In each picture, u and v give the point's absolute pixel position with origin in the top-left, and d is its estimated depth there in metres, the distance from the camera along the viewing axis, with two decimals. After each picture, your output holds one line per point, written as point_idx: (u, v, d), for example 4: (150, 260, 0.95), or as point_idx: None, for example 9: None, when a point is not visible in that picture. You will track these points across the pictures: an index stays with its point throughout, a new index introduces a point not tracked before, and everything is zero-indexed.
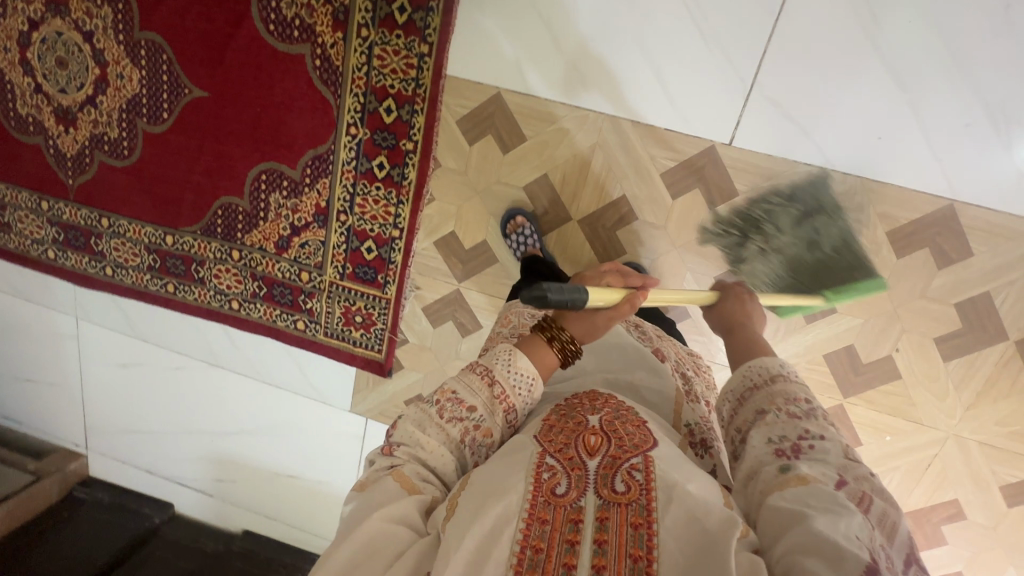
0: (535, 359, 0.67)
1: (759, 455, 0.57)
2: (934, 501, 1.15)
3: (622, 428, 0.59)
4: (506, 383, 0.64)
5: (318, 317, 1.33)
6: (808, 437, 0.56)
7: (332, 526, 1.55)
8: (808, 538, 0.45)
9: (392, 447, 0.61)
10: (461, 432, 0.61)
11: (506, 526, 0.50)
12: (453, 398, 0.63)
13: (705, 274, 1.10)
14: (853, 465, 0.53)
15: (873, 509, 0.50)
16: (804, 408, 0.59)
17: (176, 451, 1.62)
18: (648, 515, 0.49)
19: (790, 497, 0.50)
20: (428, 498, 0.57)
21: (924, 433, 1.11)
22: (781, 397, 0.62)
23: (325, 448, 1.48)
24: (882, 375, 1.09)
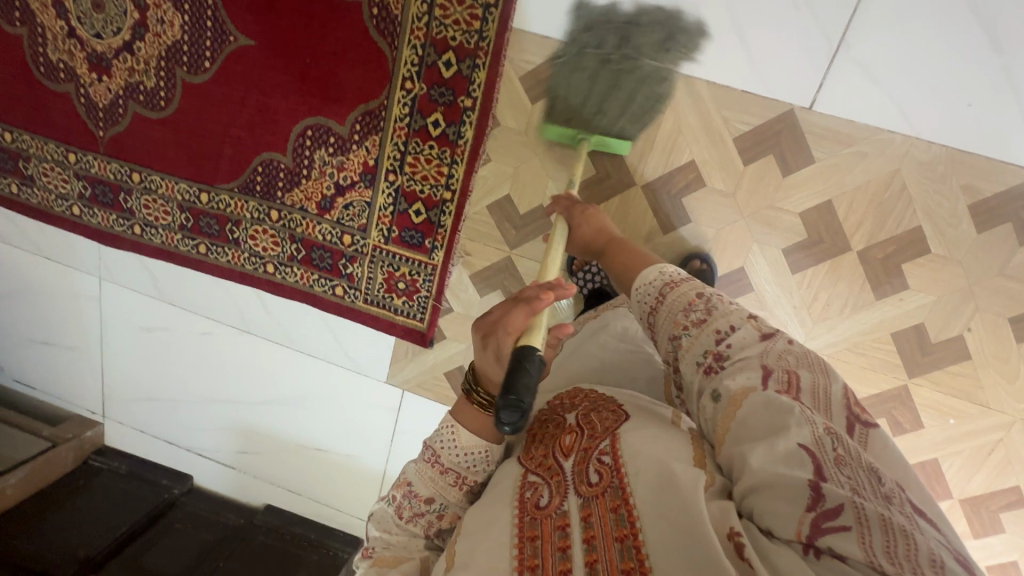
0: (469, 425, 0.68)
1: (695, 382, 0.63)
2: (994, 489, 1.13)
3: (595, 417, 0.66)
4: (459, 466, 0.68)
5: (358, 283, 1.29)
6: (722, 339, 0.64)
7: (359, 502, 1.51)
8: (758, 479, 0.50)
9: (368, 550, 0.69)
10: (426, 522, 0.69)
11: (501, 553, 0.55)
12: (408, 492, 0.69)
13: (772, 245, 1.06)
14: (770, 345, 0.62)
15: (803, 385, 0.57)
16: (703, 311, 0.67)
17: (198, 421, 1.56)
18: (623, 495, 0.55)
19: (731, 435, 0.55)
20: (414, 567, 0.66)
21: (990, 417, 1.08)
22: (680, 311, 0.70)
23: (356, 421, 1.43)
24: (952, 355, 1.06)
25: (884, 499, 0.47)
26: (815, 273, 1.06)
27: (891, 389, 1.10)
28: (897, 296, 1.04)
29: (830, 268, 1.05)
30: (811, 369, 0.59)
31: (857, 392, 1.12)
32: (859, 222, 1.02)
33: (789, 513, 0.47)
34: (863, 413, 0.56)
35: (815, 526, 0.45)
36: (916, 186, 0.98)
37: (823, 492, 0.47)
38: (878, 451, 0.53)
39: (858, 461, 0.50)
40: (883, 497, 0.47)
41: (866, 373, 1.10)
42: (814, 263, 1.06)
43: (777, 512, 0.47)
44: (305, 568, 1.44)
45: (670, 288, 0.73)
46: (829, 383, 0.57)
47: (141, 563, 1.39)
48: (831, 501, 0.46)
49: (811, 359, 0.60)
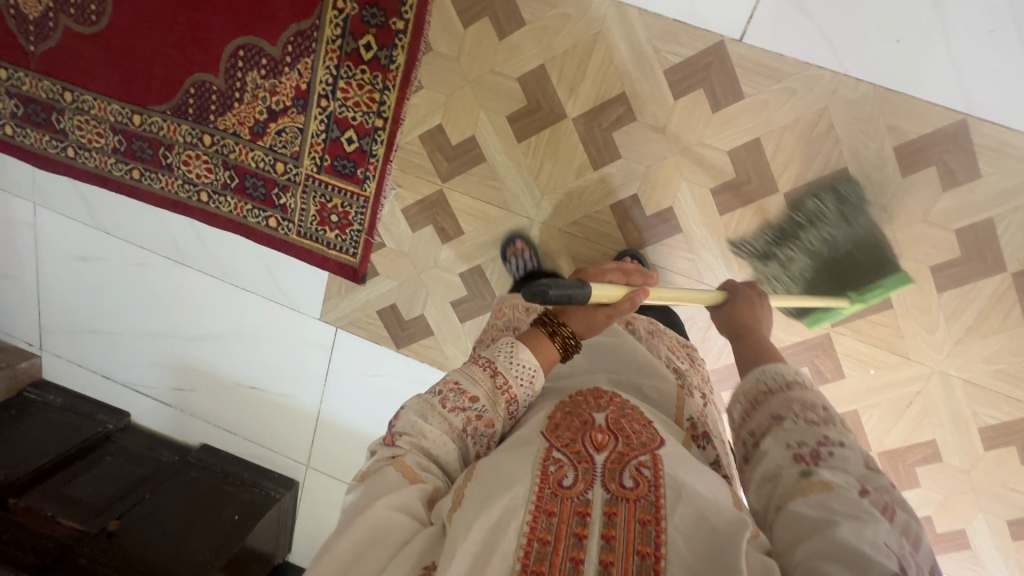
0: (536, 353, 0.61)
1: (777, 458, 0.52)
2: (911, 442, 1.13)
3: (628, 428, 0.56)
4: (510, 375, 0.59)
5: (291, 215, 1.26)
6: (828, 443, 0.51)
7: (295, 443, 1.51)
8: (828, 546, 0.42)
9: (394, 437, 0.56)
10: (464, 422, 0.56)
11: (512, 517, 0.47)
12: (455, 388, 0.58)
13: (701, 185, 1.05)
14: (877, 477, 0.50)
15: (897, 521, 0.46)
16: (823, 415, 0.54)
17: (135, 355, 1.54)
18: (655, 511, 0.48)
19: (811, 503, 0.46)
20: (433, 483, 0.53)
21: (909, 368, 1.08)
22: (798, 404, 0.56)
23: (291, 360, 1.42)
24: (874, 304, 1.05)
25: None
26: (742, 215, 1.05)
27: (814, 337, 1.10)
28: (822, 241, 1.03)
29: (758, 210, 1.04)
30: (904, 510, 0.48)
31: (782, 340, 1.11)
32: (786, 162, 1.00)
33: None
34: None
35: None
36: (844, 126, 0.97)
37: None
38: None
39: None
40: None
41: (790, 320, 1.10)
42: (741, 205, 1.04)
43: None
44: (234, 505, 1.43)
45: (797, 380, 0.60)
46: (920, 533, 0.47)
47: (64, 490, 1.35)
48: None
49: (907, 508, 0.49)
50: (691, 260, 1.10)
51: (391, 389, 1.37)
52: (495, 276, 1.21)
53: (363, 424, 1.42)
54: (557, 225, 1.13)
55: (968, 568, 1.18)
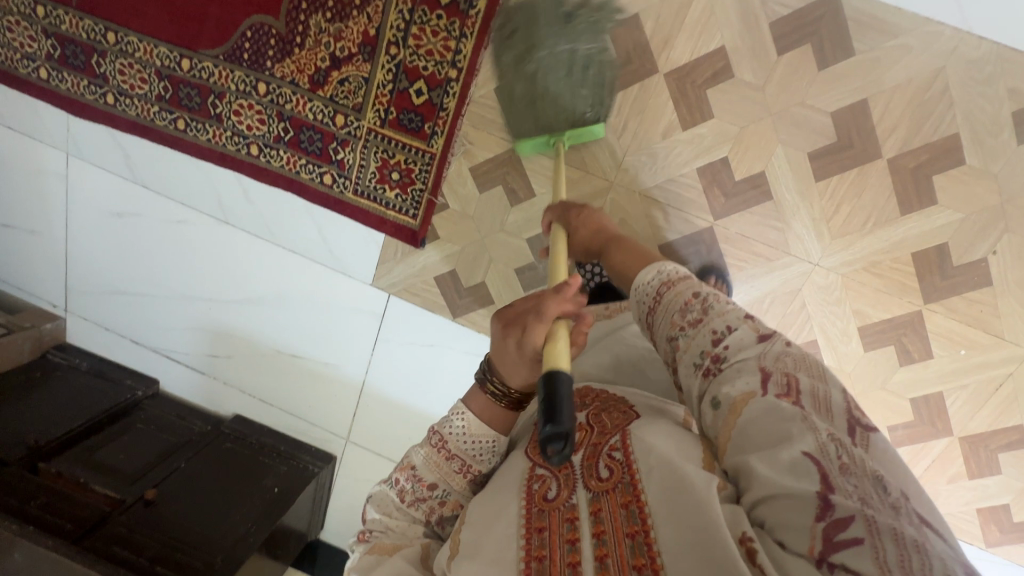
0: (481, 414, 0.64)
1: (692, 388, 0.55)
2: (996, 427, 1.09)
3: (605, 417, 0.63)
4: (465, 454, 0.64)
5: (349, 172, 1.19)
6: (719, 342, 0.55)
7: (335, 414, 1.45)
8: (764, 495, 0.45)
9: (366, 533, 0.66)
10: (427, 510, 0.66)
11: (510, 540, 0.54)
12: (413, 477, 0.65)
13: (797, 148, 0.99)
14: (769, 346, 0.53)
15: (802, 388, 0.49)
16: (699, 310, 0.57)
17: (168, 319, 1.47)
18: (634, 490, 0.53)
19: (737, 447, 0.50)
20: (415, 552, 0.62)
21: (1003, 348, 1.04)
22: (676, 311, 0.60)
23: (337, 326, 1.35)
24: (972, 280, 1.01)
25: (896, 514, 0.41)
26: (839, 181, 1.00)
27: (904, 314, 1.05)
28: (923, 211, 0.98)
29: (858, 176, 0.99)
30: (812, 370, 0.51)
31: (869, 317, 1.07)
32: (893, 125, 0.95)
33: (800, 526, 0.42)
34: (865, 415, 0.49)
35: (826, 539, 0.41)
36: (960, 87, 0.92)
37: (832, 503, 0.42)
38: (882, 455, 0.45)
39: (865, 467, 0.44)
40: (892, 507, 0.41)
41: (880, 296, 1.05)
42: (840, 170, 0.99)
43: (788, 525, 0.43)
44: (273, 476, 1.37)
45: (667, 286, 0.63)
46: (829, 389, 0.49)
47: (96, 457, 1.29)
48: (841, 513, 0.41)
49: (810, 360, 0.52)
50: (779, 230, 1.05)
51: (441, 358, 1.32)
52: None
53: (411, 394, 1.38)
54: (636, 189, 1.08)
55: None
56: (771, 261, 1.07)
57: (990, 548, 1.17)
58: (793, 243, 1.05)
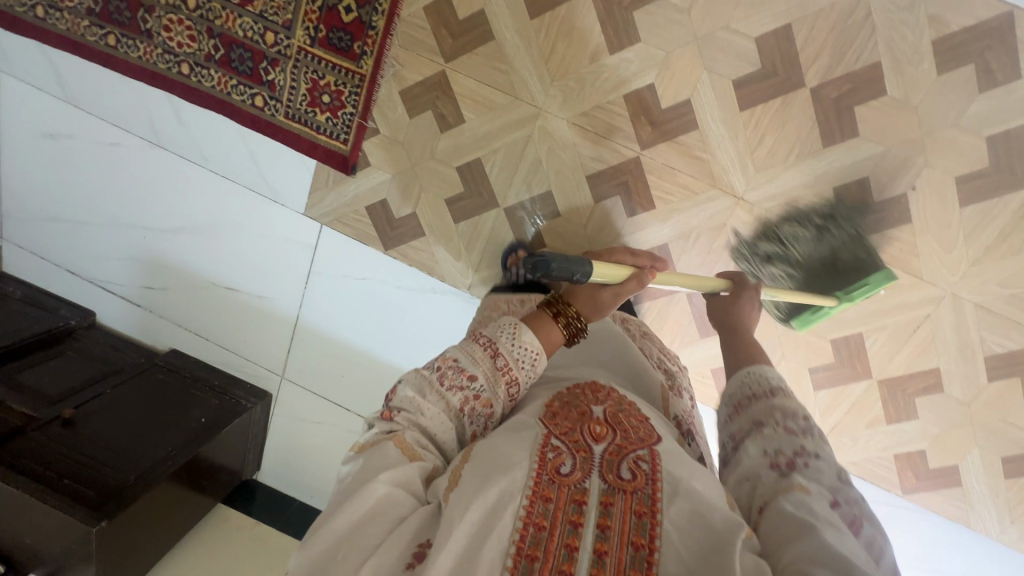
0: (547, 336, 0.60)
1: (755, 465, 0.56)
2: (914, 370, 1.09)
3: (626, 421, 0.58)
4: (511, 356, 0.58)
5: (279, 94, 1.17)
6: (804, 454, 0.54)
7: (271, 350, 1.44)
8: (812, 552, 0.44)
9: (391, 412, 0.56)
10: (461, 402, 0.56)
11: (512, 500, 0.48)
12: (457, 368, 0.57)
13: (722, 75, 0.98)
14: (851, 485, 0.54)
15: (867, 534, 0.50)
16: (803, 426, 0.57)
17: (105, 248, 1.45)
18: (652, 504, 0.49)
19: (794, 504, 0.49)
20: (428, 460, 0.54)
21: (921, 289, 1.04)
22: (778, 413, 0.59)
23: (271, 257, 1.34)
24: (891, 218, 1.00)
25: None
26: (764, 111, 0.99)
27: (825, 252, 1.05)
28: (845, 144, 0.98)
29: (782, 105, 0.98)
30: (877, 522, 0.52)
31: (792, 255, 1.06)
32: (817, 52, 0.94)
33: None
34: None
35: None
36: (881, 13, 0.91)
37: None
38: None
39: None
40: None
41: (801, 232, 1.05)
42: (764, 99, 0.98)
43: None
44: (202, 408, 1.36)
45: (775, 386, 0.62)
46: (886, 547, 0.50)
47: (18, 378, 1.26)
48: None
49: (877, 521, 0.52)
50: (705, 162, 1.04)
51: (405, 300, 1.29)
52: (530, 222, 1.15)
53: (343, 331, 1.37)
54: (565, 117, 1.07)
55: (957, 506, 1.16)
56: (696, 194, 1.06)
57: (906, 495, 1.18)
58: (718, 177, 1.04)
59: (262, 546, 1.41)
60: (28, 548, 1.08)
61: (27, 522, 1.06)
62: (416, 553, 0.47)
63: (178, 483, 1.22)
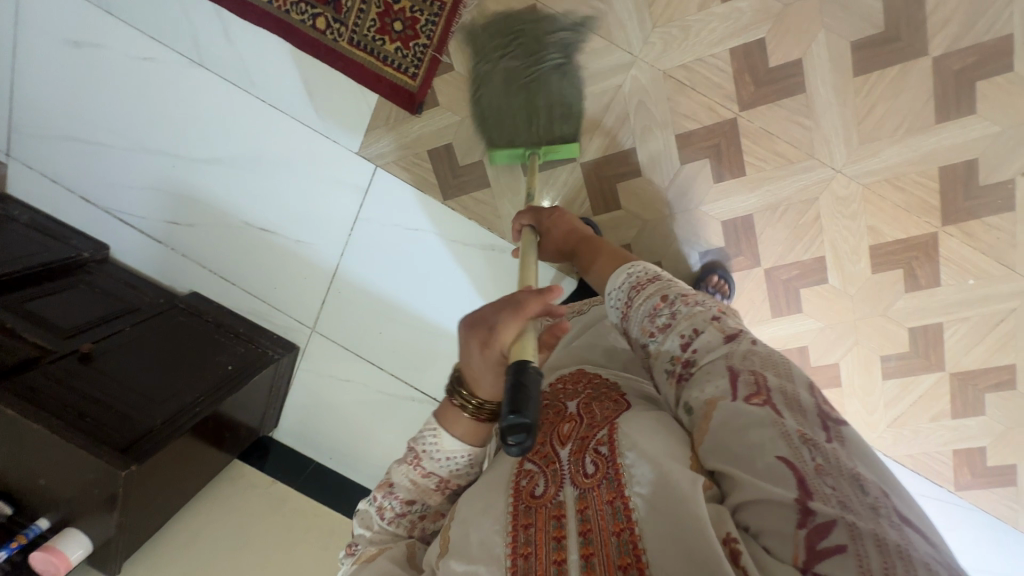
0: (456, 431, 0.57)
1: (670, 397, 0.52)
2: (989, 365, 1.06)
3: (598, 406, 0.55)
4: (441, 470, 0.58)
5: (345, 17, 1.08)
6: (688, 341, 0.52)
7: (302, 299, 1.35)
8: (751, 495, 0.40)
9: (354, 546, 0.61)
10: (409, 526, 0.59)
11: (495, 539, 0.48)
12: (389, 493, 0.59)
13: (840, 35, 0.93)
14: (737, 344, 0.49)
15: (772, 385, 0.44)
16: (665, 312, 0.55)
17: (126, 175, 1.33)
18: (619, 487, 0.46)
19: (707, 447, 0.44)
20: (398, 554, 0.57)
21: (1011, 281, 1.00)
22: (642, 316, 0.58)
23: (314, 198, 1.24)
24: (995, 204, 0.96)
25: (879, 518, 0.36)
26: (880, 79, 0.93)
27: (919, 236, 1.00)
28: (960, 121, 0.93)
29: (899, 74, 0.92)
30: (778, 366, 0.46)
31: (883, 236, 1.02)
32: (946, 19, 0.89)
33: (783, 531, 0.37)
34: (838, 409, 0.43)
35: (811, 549, 0.36)
36: None
37: (813, 510, 0.37)
38: (857, 449, 0.41)
39: (840, 466, 0.39)
40: (873, 509, 0.36)
41: (898, 212, 1.00)
42: (882, 64, 0.92)
43: (768, 528, 0.38)
44: (227, 354, 1.27)
45: (637, 290, 0.61)
46: (798, 386, 0.44)
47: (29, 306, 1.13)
48: (823, 516, 0.36)
49: (779, 359, 0.47)
50: (806, 129, 0.98)
51: (429, 265, 1.24)
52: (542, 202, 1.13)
53: (385, 283, 1.28)
54: (662, 68, 1.00)
55: (1007, 506, 1.15)
56: (791, 163, 1.01)
57: (959, 493, 1.16)
58: (818, 147, 0.99)
59: (283, 503, 1.34)
60: (41, 491, 0.99)
61: (43, 462, 0.96)
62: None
63: (205, 431, 1.14)
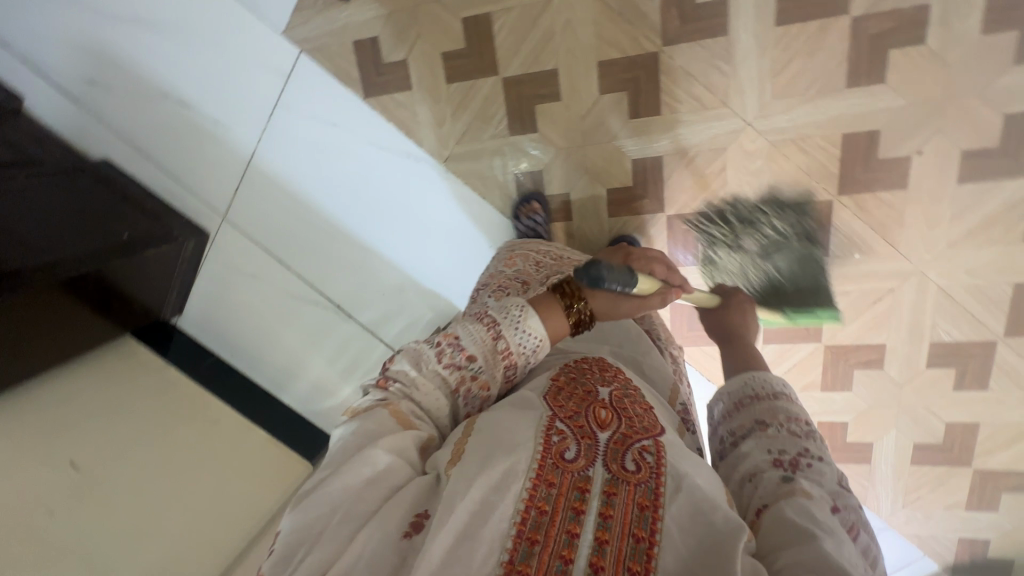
0: (549, 322, 0.61)
1: (753, 462, 0.54)
2: (862, 342, 1.10)
3: (631, 407, 0.54)
4: (512, 341, 0.58)
5: None
6: (808, 456, 0.52)
7: (217, 183, 1.31)
8: (808, 560, 0.41)
9: (387, 380, 0.56)
10: (457, 381, 0.57)
11: (514, 481, 0.46)
12: (454, 343, 0.57)
13: None
14: (847, 494, 0.51)
15: (859, 542, 0.48)
16: (806, 428, 0.56)
17: (46, 22, 1.26)
18: (655, 497, 0.46)
19: (797, 508, 0.46)
20: (422, 433, 0.53)
21: (893, 262, 1.03)
22: (782, 413, 0.58)
23: (238, 76, 1.21)
24: (889, 180, 0.98)
25: None
26: (800, 32, 0.93)
27: (815, 202, 1.02)
28: (868, 89, 0.93)
29: (818, 30, 0.92)
30: (871, 535, 0.49)
31: (783, 197, 1.02)
32: None
33: None
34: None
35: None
36: None
37: None
38: None
39: None
40: None
41: (798, 175, 1.01)
42: (803, 17, 0.92)
43: None
44: (124, 225, 1.23)
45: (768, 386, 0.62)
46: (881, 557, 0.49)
47: None
48: None
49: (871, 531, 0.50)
50: (724, 75, 0.98)
51: (382, 190, 1.23)
52: (500, 167, 1.15)
53: (303, 180, 1.27)
54: None
55: (859, 482, 1.20)
56: (705, 109, 1.00)
57: None
58: (733, 95, 0.98)
59: (173, 386, 1.32)
60: None
61: None
62: (413, 524, 0.44)
63: (79, 293, 1.11)
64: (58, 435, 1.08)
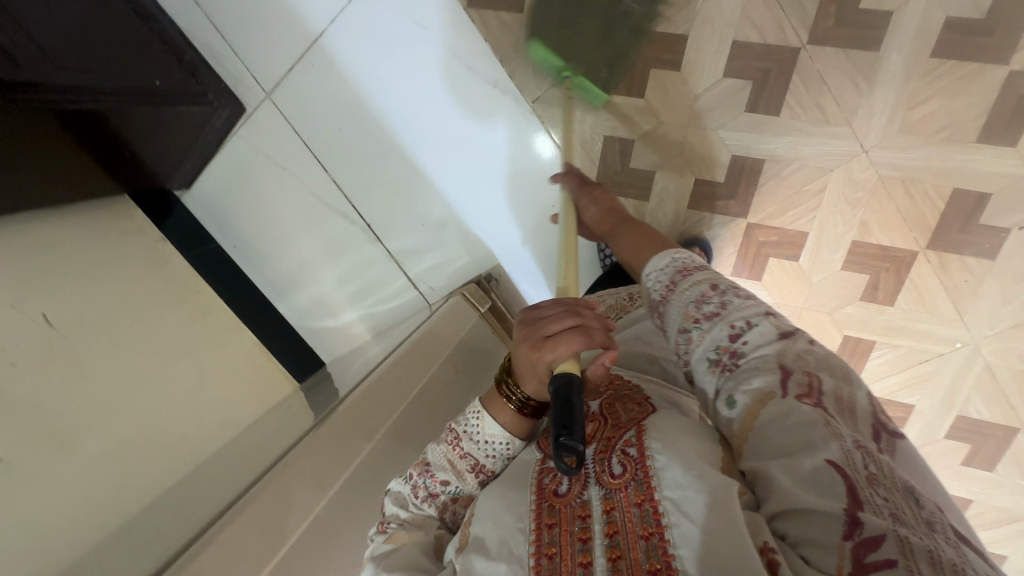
0: (500, 418, 0.61)
1: (708, 384, 0.54)
2: (892, 399, 1.09)
3: (620, 406, 0.57)
4: (479, 453, 0.60)
5: None
6: (737, 333, 0.53)
7: (271, 56, 1.17)
8: (785, 503, 0.41)
9: (383, 523, 0.60)
10: (441, 507, 0.61)
11: (517, 539, 0.49)
12: (425, 472, 0.61)
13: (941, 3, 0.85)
14: (790, 342, 0.51)
15: (826, 389, 0.47)
16: (716, 301, 0.56)
17: None
18: (648, 489, 0.46)
19: (755, 444, 0.46)
20: (428, 542, 0.57)
21: (952, 328, 1.01)
22: (690, 300, 0.58)
23: None
24: (980, 247, 0.95)
25: (931, 532, 0.38)
26: (953, 69, 0.87)
27: (900, 250, 0.98)
28: (995, 149, 0.90)
29: (973, 72, 0.87)
30: (834, 372, 0.49)
31: (870, 236, 0.99)
32: None
33: (826, 538, 0.39)
34: (888, 422, 0.48)
35: (856, 560, 0.37)
36: None
37: (861, 520, 0.38)
38: (903, 457, 0.45)
39: (894, 478, 0.41)
40: (927, 525, 0.39)
41: (894, 217, 0.97)
42: (963, 54, 0.86)
43: (813, 534, 0.39)
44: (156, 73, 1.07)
45: (684, 276, 0.61)
46: (853, 392, 0.48)
47: None
48: (872, 531, 0.37)
49: (832, 362, 0.50)
50: (858, 93, 0.92)
51: (444, 118, 1.16)
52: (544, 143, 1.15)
53: (366, 81, 1.16)
54: None
55: None
56: (826, 123, 0.94)
57: None
58: (859, 117, 0.93)
59: (160, 266, 1.18)
60: None
61: None
62: None
63: (79, 127, 0.95)
64: (32, 279, 0.92)
